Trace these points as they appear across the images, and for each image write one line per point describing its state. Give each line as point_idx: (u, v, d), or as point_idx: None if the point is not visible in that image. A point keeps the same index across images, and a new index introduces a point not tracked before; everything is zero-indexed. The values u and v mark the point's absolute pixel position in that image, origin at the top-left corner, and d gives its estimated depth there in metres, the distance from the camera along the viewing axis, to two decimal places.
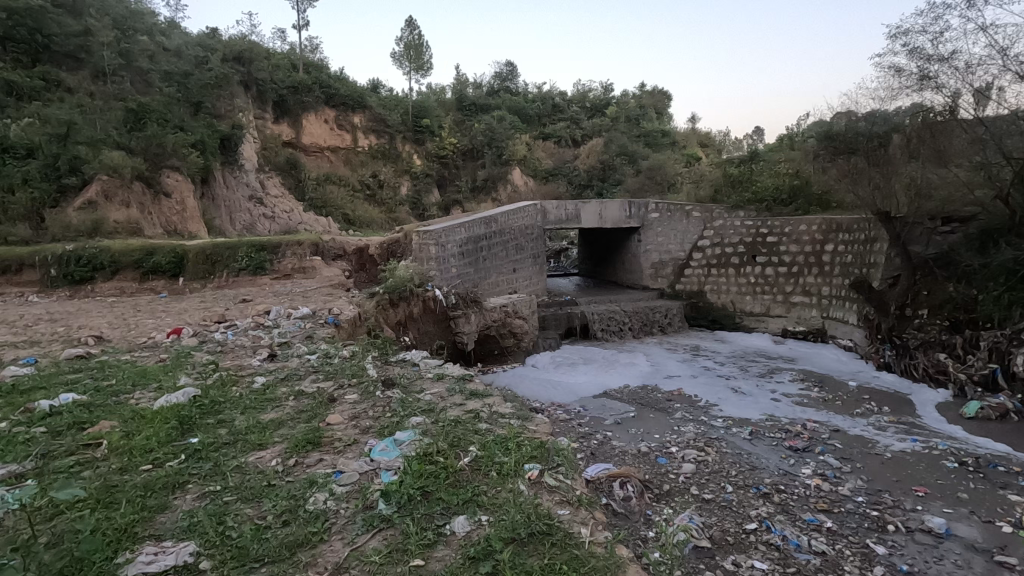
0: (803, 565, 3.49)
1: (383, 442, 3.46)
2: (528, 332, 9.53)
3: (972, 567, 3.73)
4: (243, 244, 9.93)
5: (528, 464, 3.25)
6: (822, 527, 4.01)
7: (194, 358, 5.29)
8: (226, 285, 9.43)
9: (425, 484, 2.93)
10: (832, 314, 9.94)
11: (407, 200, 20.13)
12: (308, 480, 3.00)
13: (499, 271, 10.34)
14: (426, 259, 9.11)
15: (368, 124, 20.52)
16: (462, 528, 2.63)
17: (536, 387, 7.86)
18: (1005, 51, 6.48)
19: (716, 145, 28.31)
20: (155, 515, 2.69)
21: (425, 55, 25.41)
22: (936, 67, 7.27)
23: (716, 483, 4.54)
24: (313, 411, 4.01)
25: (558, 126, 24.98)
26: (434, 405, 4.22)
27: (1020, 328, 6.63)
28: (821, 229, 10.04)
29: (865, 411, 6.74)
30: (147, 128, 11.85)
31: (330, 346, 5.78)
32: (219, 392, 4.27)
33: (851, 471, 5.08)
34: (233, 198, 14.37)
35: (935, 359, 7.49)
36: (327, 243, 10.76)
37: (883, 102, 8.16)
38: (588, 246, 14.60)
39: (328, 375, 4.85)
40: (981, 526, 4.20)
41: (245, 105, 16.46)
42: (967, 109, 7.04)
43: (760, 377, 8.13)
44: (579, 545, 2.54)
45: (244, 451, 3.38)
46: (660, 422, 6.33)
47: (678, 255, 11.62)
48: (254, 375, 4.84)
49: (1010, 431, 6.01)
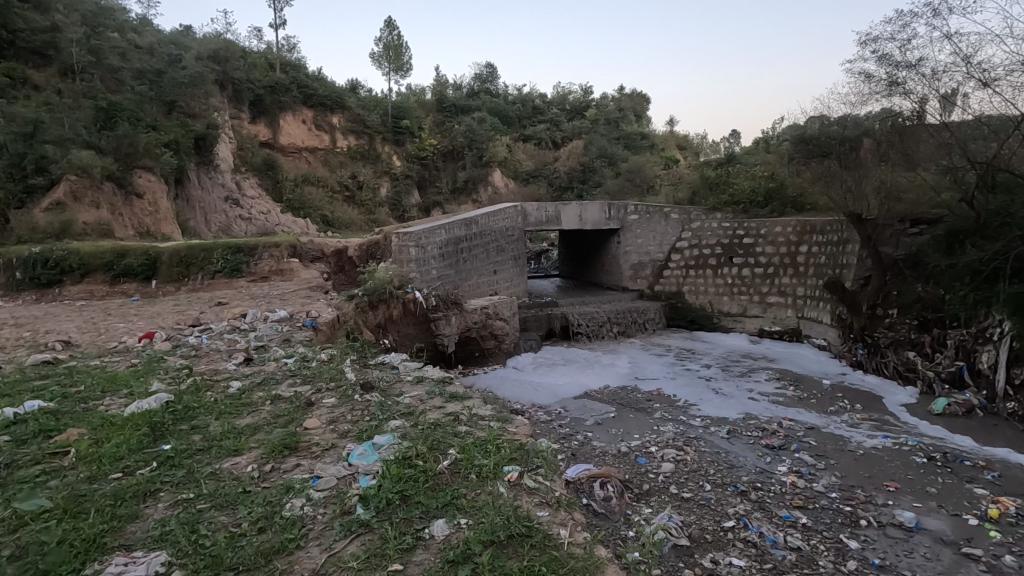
0: (779, 561, 3.54)
1: (361, 446, 3.42)
2: (509, 334, 9.51)
3: (940, 558, 3.84)
4: (219, 246, 9.73)
5: (508, 466, 3.26)
6: (797, 523, 4.09)
7: (167, 363, 5.17)
8: (201, 288, 9.25)
9: (404, 488, 2.91)
10: (806, 314, 10.14)
11: (386, 201, 19.94)
12: (284, 485, 2.96)
13: (479, 273, 10.32)
14: (406, 260, 8.98)
15: (347, 124, 20.35)
16: (441, 532, 2.61)
17: (516, 389, 7.85)
18: (969, 58, 6.69)
19: (694, 148, 28.69)
20: (126, 525, 2.63)
21: (405, 56, 25.27)
22: (904, 73, 7.45)
23: (694, 482, 4.59)
24: (290, 416, 3.95)
25: (538, 128, 25.07)
26: (414, 408, 4.19)
27: (985, 327, 6.85)
28: (796, 231, 10.26)
29: (838, 409, 6.89)
30: (118, 127, 11.55)
31: (308, 350, 5.71)
32: (193, 397, 4.18)
33: (824, 468, 5.20)
34: (208, 199, 14.11)
35: (904, 357, 7.70)
36: (305, 244, 10.61)
37: (854, 107, 8.35)
38: (568, 247, 14.67)
39: (306, 379, 4.79)
40: (949, 520, 4.33)
41: (221, 104, 16.20)
42: (933, 114, 7.23)
43: (737, 377, 8.24)
44: (558, 546, 2.55)
45: (219, 457, 3.32)
46: (640, 422, 6.39)
47: (657, 256, 11.76)
48: (230, 379, 4.76)
49: (976, 427, 6.22)
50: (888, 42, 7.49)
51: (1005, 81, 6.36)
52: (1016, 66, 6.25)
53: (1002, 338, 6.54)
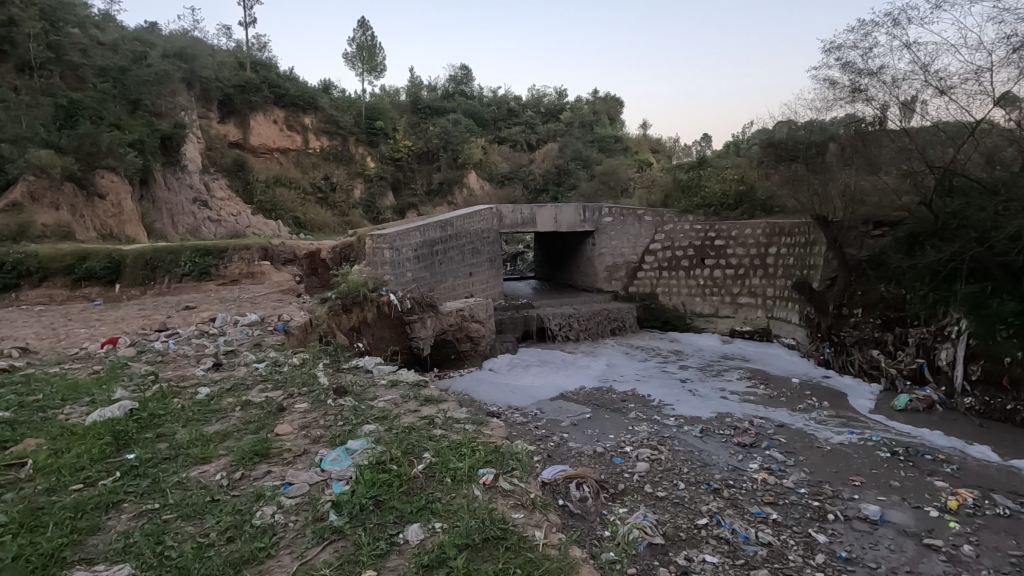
0: (750, 557, 3.61)
1: (334, 452, 3.38)
2: (485, 336, 9.46)
3: (904, 550, 3.97)
4: (186, 249, 9.50)
5: (483, 469, 3.24)
6: (767, 518, 4.18)
7: (131, 369, 5.02)
8: (167, 292, 8.98)
9: (378, 493, 2.88)
10: (776, 314, 10.35)
11: (360, 203, 19.61)
12: (254, 493, 2.90)
13: (455, 275, 10.27)
14: (380, 263, 8.88)
15: (320, 125, 20.07)
16: (416, 536, 2.59)
17: (493, 391, 7.85)
18: (927, 67, 6.97)
19: (666, 151, 29.07)
20: (87, 538, 2.55)
21: (379, 56, 25.04)
22: (867, 80, 7.69)
23: (668, 481, 4.65)
24: (261, 422, 3.87)
25: (513, 130, 25.13)
26: (388, 413, 4.15)
27: (944, 325, 7.13)
28: (765, 233, 10.49)
29: (807, 406, 7.08)
30: (79, 126, 11.16)
31: (279, 354, 5.60)
32: (159, 405, 4.07)
33: (794, 464, 5.33)
34: (175, 200, 13.77)
35: (869, 355, 7.94)
36: (277, 247, 10.39)
37: (820, 113, 8.57)
38: (544, 250, 14.73)
39: (277, 384, 4.69)
40: (911, 512, 4.48)
41: (188, 104, 15.83)
42: (893, 120, 7.47)
43: (710, 377, 8.38)
44: (533, 548, 2.56)
45: (186, 465, 3.23)
46: (615, 422, 6.46)
47: (631, 258, 11.91)
48: (198, 386, 4.64)
49: (936, 421, 6.46)
50: (850, 51, 7.73)
51: (961, 89, 6.67)
52: (970, 75, 6.55)
53: (959, 337, 6.82)
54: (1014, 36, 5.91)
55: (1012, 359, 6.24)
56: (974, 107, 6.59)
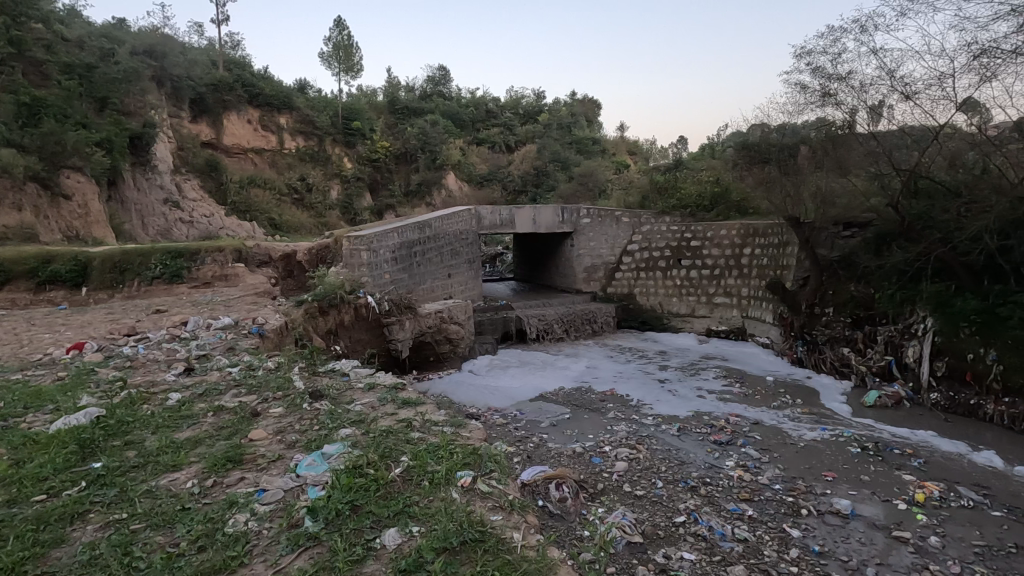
0: (727, 553, 3.67)
1: (310, 456, 3.33)
2: (464, 338, 9.43)
3: (874, 542, 4.07)
4: (157, 251, 9.28)
5: (460, 472, 3.23)
6: (743, 515, 4.25)
7: (98, 375, 4.87)
8: (137, 295, 8.74)
9: (354, 498, 2.84)
10: (751, 314, 10.52)
11: (338, 204, 19.30)
12: (227, 500, 2.83)
13: (433, 277, 10.21)
14: (358, 265, 8.74)
15: (296, 125, 19.83)
16: (393, 541, 2.57)
17: (473, 392, 7.84)
18: (893, 73, 7.17)
19: (643, 153, 29.41)
20: (50, 550, 2.46)
21: (356, 56, 24.80)
22: (836, 85, 7.86)
23: (647, 479, 4.69)
24: (234, 427, 3.79)
25: (492, 132, 25.12)
26: (365, 416, 4.11)
27: (911, 323, 7.34)
28: (740, 234, 10.67)
29: (781, 403, 7.22)
30: (43, 124, 10.79)
31: (254, 358, 5.49)
32: (127, 411, 3.95)
33: (769, 461, 5.42)
34: (145, 201, 13.43)
35: (839, 353, 8.13)
36: (252, 249, 10.20)
37: (792, 116, 8.74)
38: (523, 251, 14.75)
39: (251, 389, 4.60)
40: (881, 505, 4.60)
41: (158, 102, 15.46)
42: (862, 124, 7.66)
43: (687, 376, 8.49)
44: (512, 550, 2.55)
45: (156, 473, 3.15)
46: (594, 422, 6.49)
47: (609, 259, 12.02)
48: (168, 391, 4.52)
49: (904, 417, 6.65)
50: (820, 56, 7.92)
51: (925, 94, 6.88)
52: (934, 81, 6.75)
53: (925, 334, 7.03)
54: (974, 44, 6.12)
55: (975, 355, 6.46)
56: (937, 112, 6.79)
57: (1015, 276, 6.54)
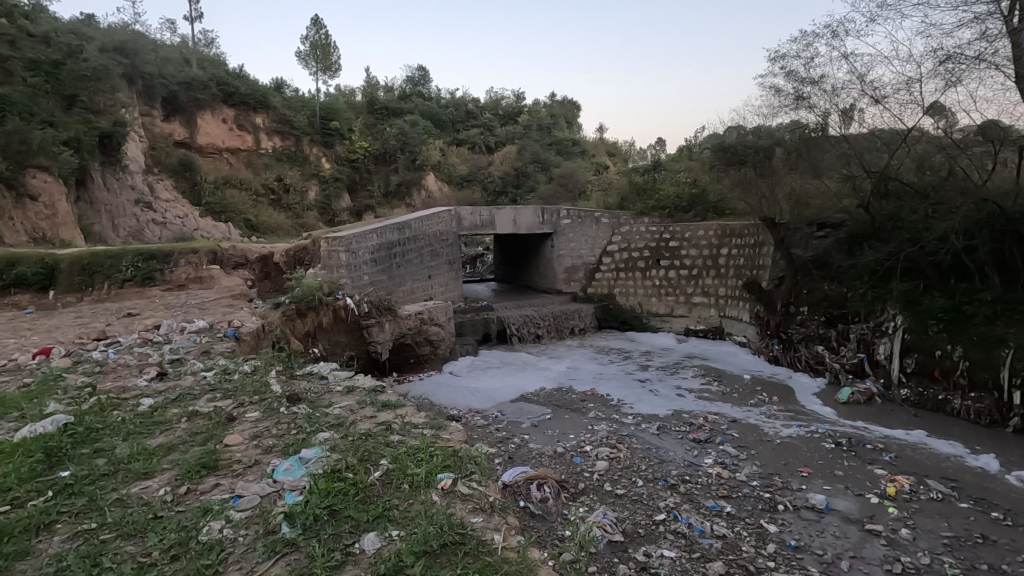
0: (706, 550, 3.71)
1: (287, 461, 3.27)
2: (445, 339, 9.39)
3: (848, 535, 4.16)
4: (128, 253, 9.06)
5: (441, 474, 3.21)
6: (722, 512, 4.30)
7: (66, 381, 4.73)
8: (107, 298, 8.51)
9: (333, 502, 2.81)
10: (728, 313, 10.68)
11: (316, 205, 19.04)
12: (201, 508, 2.77)
13: (413, 278, 10.14)
14: (336, 267, 8.63)
15: (272, 125, 19.55)
16: (372, 545, 2.54)
17: (453, 394, 7.80)
18: (863, 77, 7.35)
19: (622, 154, 29.66)
20: (14, 564, 2.38)
21: (334, 56, 24.52)
22: (809, 89, 8.04)
23: (627, 478, 4.73)
24: (208, 433, 3.71)
25: (472, 133, 25.05)
26: (344, 420, 4.06)
27: (882, 321, 7.53)
28: (717, 234, 10.82)
29: (758, 401, 7.34)
30: (6, 122, 10.43)
31: (229, 361, 5.39)
32: (97, 418, 3.85)
33: (746, 458, 5.50)
34: (116, 202, 13.08)
35: (814, 351, 8.29)
36: (227, 251, 10.00)
37: (766, 119, 8.90)
38: (503, 252, 14.77)
39: (227, 394, 4.51)
40: (854, 499, 4.70)
41: (129, 101, 15.09)
42: (834, 127, 7.85)
43: (666, 375, 8.58)
44: (492, 552, 2.55)
45: (126, 481, 3.06)
46: (575, 422, 6.52)
47: (589, 259, 12.09)
48: (140, 397, 4.40)
49: (876, 412, 6.82)
50: (794, 60, 8.08)
51: (893, 98, 7.07)
52: (902, 85, 6.94)
53: (895, 331, 7.22)
54: (940, 50, 6.31)
55: (942, 352, 6.65)
56: (905, 116, 6.99)
57: (980, 274, 6.81)
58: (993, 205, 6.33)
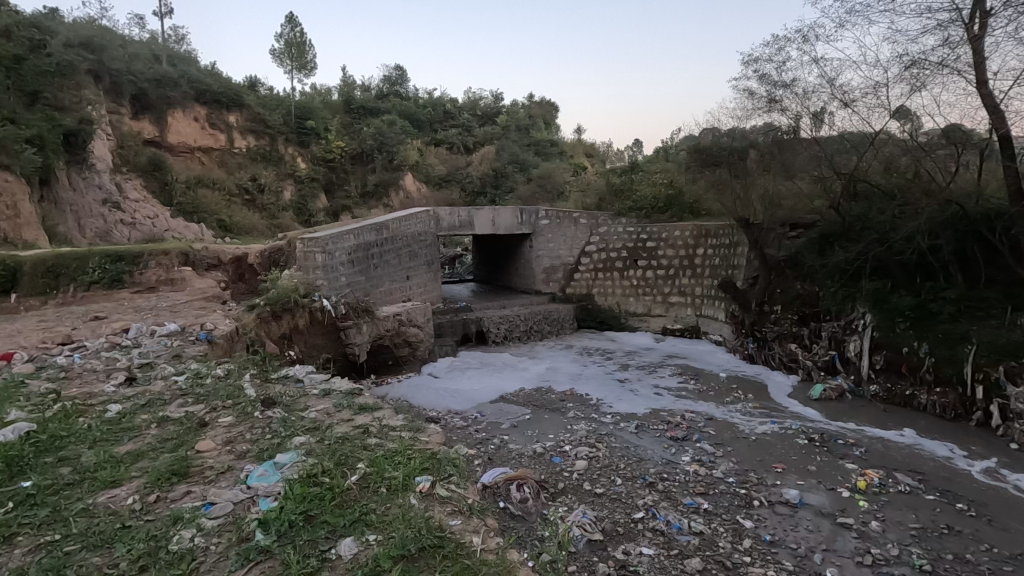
0: (684, 546, 3.76)
1: (261, 467, 3.21)
2: (423, 340, 9.33)
3: (820, 529, 4.26)
4: (95, 254, 8.82)
5: (419, 477, 3.19)
6: (699, 508, 4.36)
7: (30, 387, 4.58)
8: (73, 301, 8.25)
9: (308, 508, 2.76)
10: (704, 312, 10.83)
11: (291, 205, 18.71)
12: (171, 517, 2.70)
13: (391, 279, 10.04)
14: (312, 267, 8.49)
15: (246, 124, 19.18)
16: (349, 550, 2.50)
17: (432, 395, 7.76)
18: (833, 81, 7.53)
19: (600, 155, 29.87)
20: None
21: (309, 54, 24.16)
22: (781, 92, 8.20)
23: (606, 477, 4.76)
24: (179, 439, 3.62)
25: (450, 133, 24.91)
26: (320, 423, 4.00)
27: (851, 319, 7.71)
28: (693, 235, 10.97)
29: (733, 399, 7.47)
30: None
31: (201, 365, 5.27)
32: (61, 425, 3.72)
33: (723, 455, 5.59)
34: (82, 201, 12.68)
35: (787, 349, 8.46)
36: (199, 251, 9.77)
37: (740, 121, 9.05)
38: (482, 253, 14.75)
39: (198, 399, 4.40)
40: (826, 494, 4.81)
41: (95, 98, 14.65)
42: (806, 129, 8.02)
43: (644, 374, 8.67)
44: (470, 554, 2.54)
45: (92, 490, 2.97)
46: (554, 422, 6.54)
47: (568, 260, 12.13)
48: (107, 403, 4.28)
49: (847, 408, 6.99)
50: (766, 63, 8.24)
51: (862, 102, 7.26)
52: (870, 89, 7.13)
53: (864, 329, 7.41)
54: (905, 55, 6.50)
55: (909, 348, 6.85)
56: (873, 119, 7.18)
57: (944, 273, 7.03)
58: (956, 206, 6.55)
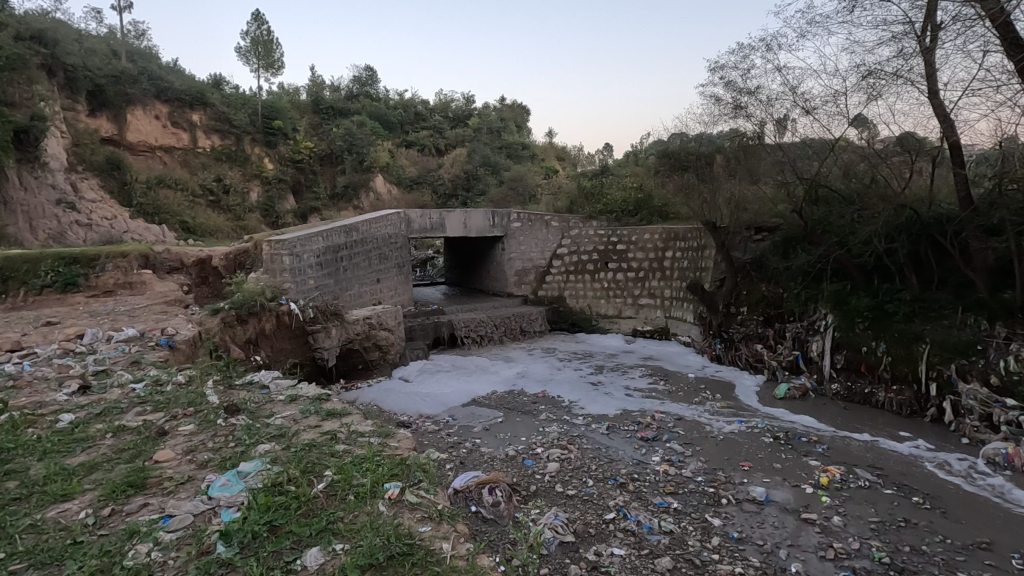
0: (655, 545, 3.81)
1: (223, 476, 3.11)
2: (394, 343, 9.21)
3: (785, 525, 4.35)
4: (48, 256, 8.45)
5: (389, 483, 3.13)
6: (669, 508, 4.42)
7: None
8: (23, 306, 7.88)
9: (273, 518, 2.70)
10: (673, 314, 11.00)
11: (258, 207, 18.26)
12: (126, 531, 2.59)
13: (361, 282, 9.89)
14: (279, 270, 8.24)
15: (210, 123, 18.68)
16: (315, 560, 2.44)
17: (404, 399, 7.68)
18: (795, 89, 7.75)
19: (571, 159, 30.06)
20: None
21: (277, 53, 23.67)
22: (746, 99, 8.39)
23: (578, 479, 4.79)
24: (136, 449, 3.48)
25: (421, 134, 24.68)
26: (286, 430, 3.90)
27: (814, 320, 7.93)
28: (662, 237, 11.13)
29: (702, 398, 7.61)
30: None
31: (161, 372, 5.09)
32: (7, 437, 3.53)
33: (692, 454, 5.68)
34: (34, 201, 12.13)
35: (753, 350, 8.67)
36: (160, 254, 9.43)
37: (708, 126, 9.24)
38: (454, 255, 14.67)
39: (158, 407, 4.25)
40: (791, 490, 4.93)
41: (49, 93, 14.07)
42: (770, 136, 8.18)
43: (615, 376, 8.77)
44: (440, 561, 2.50)
45: (42, 505, 2.82)
46: (527, 424, 6.55)
47: (540, 262, 12.17)
48: (59, 413, 4.09)
49: (811, 407, 7.19)
50: (732, 71, 8.43)
51: (822, 109, 7.49)
52: (830, 98, 7.36)
53: (826, 329, 7.63)
54: (863, 65, 6.73)
55: (868, 348, 7.09)
56: (833, 126, 7.39)
57: (900, 275, 7.30)
58: (911, 211, 6.82)
